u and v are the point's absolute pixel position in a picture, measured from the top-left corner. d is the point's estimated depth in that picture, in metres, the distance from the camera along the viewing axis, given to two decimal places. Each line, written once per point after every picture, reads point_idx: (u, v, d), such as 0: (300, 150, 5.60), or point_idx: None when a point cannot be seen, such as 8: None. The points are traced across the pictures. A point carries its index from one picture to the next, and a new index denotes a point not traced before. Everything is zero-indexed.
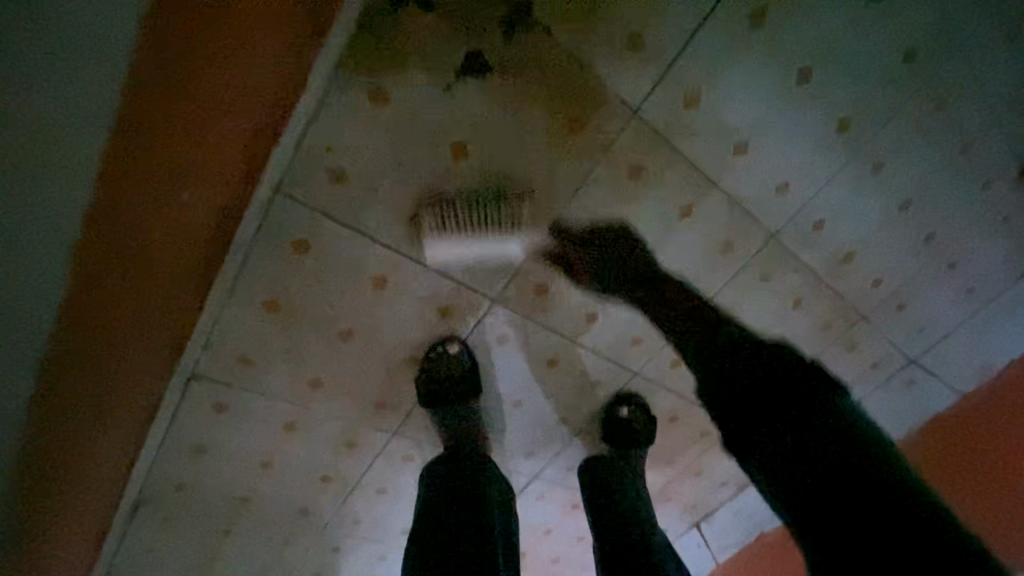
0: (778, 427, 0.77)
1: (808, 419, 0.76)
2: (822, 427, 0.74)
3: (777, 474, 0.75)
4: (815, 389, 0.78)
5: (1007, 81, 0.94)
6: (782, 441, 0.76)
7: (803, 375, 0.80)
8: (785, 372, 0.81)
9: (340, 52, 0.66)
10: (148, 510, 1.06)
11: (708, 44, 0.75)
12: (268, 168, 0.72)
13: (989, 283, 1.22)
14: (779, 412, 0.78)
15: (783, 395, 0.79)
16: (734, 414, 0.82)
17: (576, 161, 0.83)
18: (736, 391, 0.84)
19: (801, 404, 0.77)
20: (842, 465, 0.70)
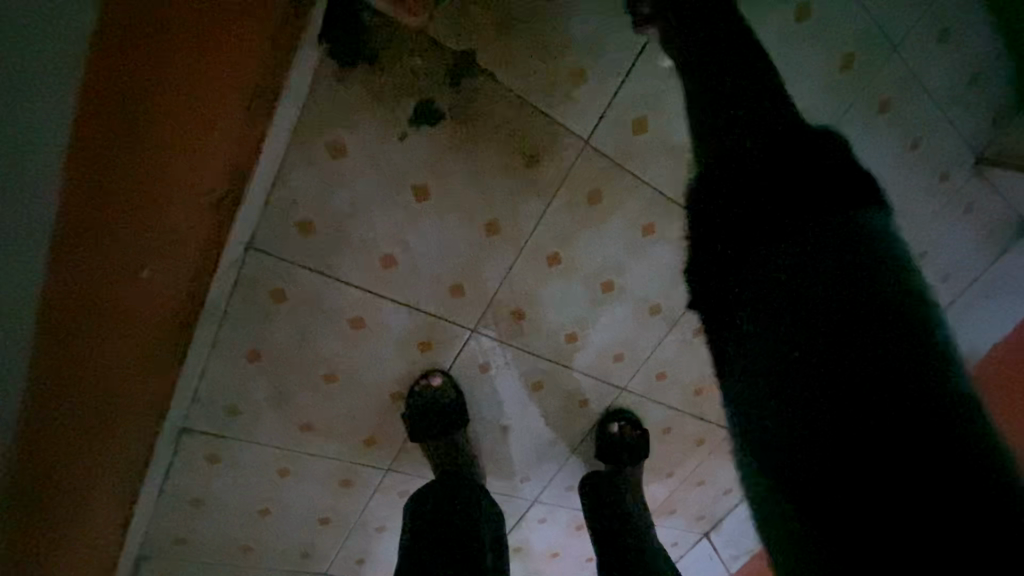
0: (756, 207, 0.48)
1: (803, 171, 0.47)
2: (790, 161, 0.49)
3: (757, 302, 0.44)
4: (836, 179, 0.46)
5: (947, 78, 0.98)
6: (771, 198, 0.48)
7: (823, 179, 0.47)
8: (825, 152, 0.49)
9: (296, 115, 0.71)
10: (150, 566, 1.06)
11: (648, 73, 0.79)
12: (237, 228, 0.76)
13: (963, 268, 1.24)
14: (784, 181, 0.48)
15: (783, 176, 0.48)
16: (714, 218, 0.52)
17: (535, 192, 0.86)
18: (727, 164, 0.53)
19: (824, 196, 0.45)
20: (857, 304, 0.39)
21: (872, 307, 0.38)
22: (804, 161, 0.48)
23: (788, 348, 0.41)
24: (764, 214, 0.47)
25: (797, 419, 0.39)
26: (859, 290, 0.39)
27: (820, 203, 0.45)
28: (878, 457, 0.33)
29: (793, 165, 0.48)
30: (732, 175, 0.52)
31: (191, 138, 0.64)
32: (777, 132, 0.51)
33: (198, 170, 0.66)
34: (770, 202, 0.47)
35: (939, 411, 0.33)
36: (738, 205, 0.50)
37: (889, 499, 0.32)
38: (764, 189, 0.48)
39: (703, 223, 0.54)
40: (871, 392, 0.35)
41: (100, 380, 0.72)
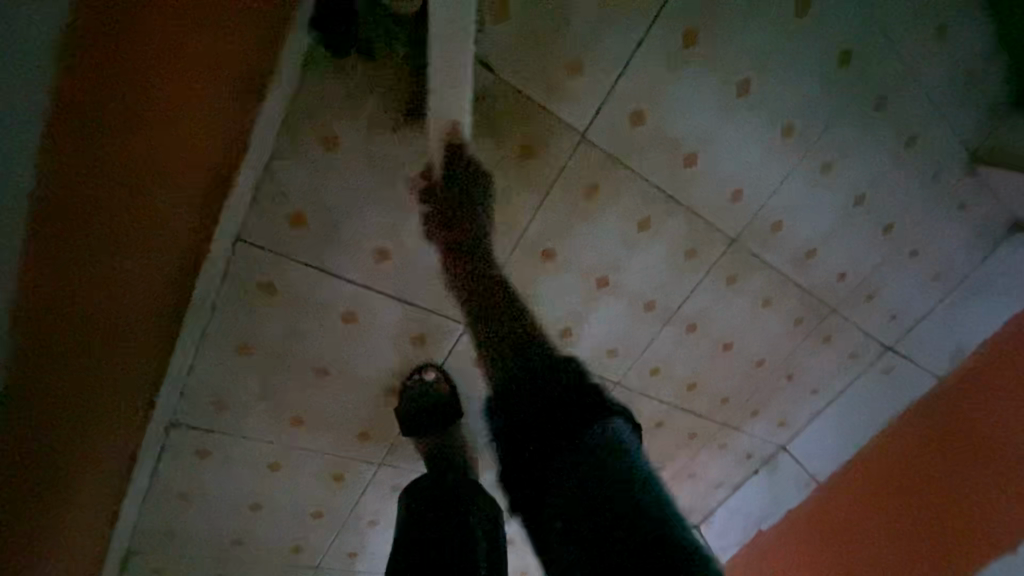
0: (541, 444, 0.53)
1: (551, 405, 0.55)
2: (557, 413, 0.54)
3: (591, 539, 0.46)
4: (584, 422, 0.53)
5: (942, 76, 0.97)
6: (554, 438, 0.53)
7: (580, 406, 0.54)
8: (579, 389, 0.56)
9: (287, 104, 0.69)
10: (139, 561, 1.05)
11: (645, 66, 0.78)
12: (225, 219, 0.74)
13: (953, 265, 1.24)
14: (550, 441, 0.53)
15: (553, 421, 0.54)
16: (517, 461, 0.54)
17: (529, 187, 0.85)
18: (510, 398, 0.58)
19: (570, 431, 0.52)
20: (601, 501, 0.46)
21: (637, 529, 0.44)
22: (560, 399, 0.55)
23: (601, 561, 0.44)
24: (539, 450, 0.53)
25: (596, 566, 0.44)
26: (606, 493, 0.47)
27: (568, 418, 0.54)
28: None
29: (558, 418, 0.54)
30: (512, 395, 0.58)
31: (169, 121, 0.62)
32: (551, 362, 0.60)
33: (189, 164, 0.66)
34: (546, 421, 0.54)
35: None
36: (528, 435, 0.54)
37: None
38: (540, 406, 0.56)
39: (520, 462, 0.54)
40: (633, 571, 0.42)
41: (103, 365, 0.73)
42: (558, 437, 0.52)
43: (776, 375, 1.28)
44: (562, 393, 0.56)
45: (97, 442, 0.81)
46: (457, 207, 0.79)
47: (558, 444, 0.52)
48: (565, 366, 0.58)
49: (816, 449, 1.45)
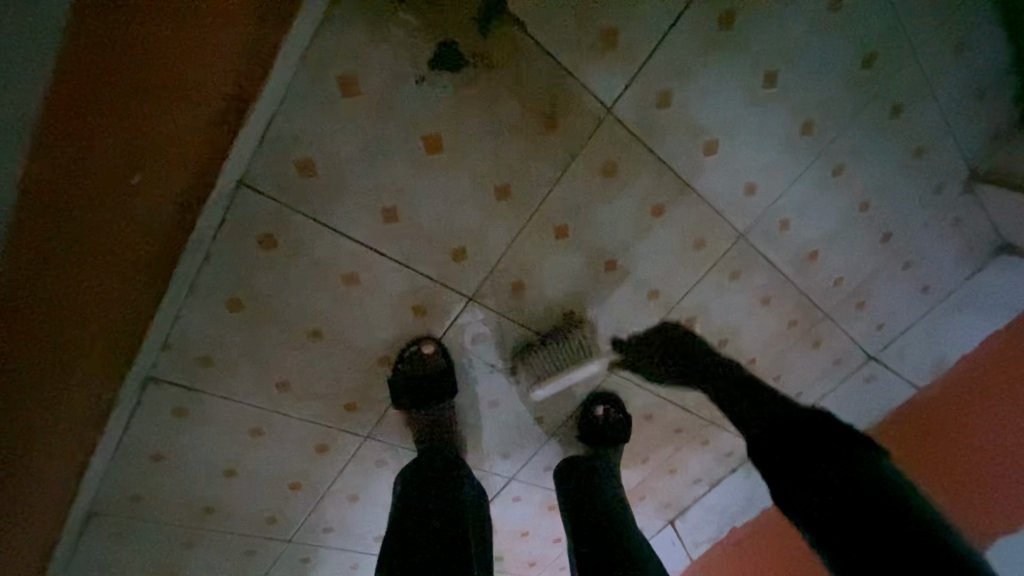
0: (846, 484, 0.81)
1: (821, 473, 0.85)
2: (832, 449, 0.88)
3: (794, 503, 0.87)
4: (857, 447, 0.87)
5: (955, 90, 0.99)
6: (832, 494, 0.81)
7: (857, 446, 0.87)
8: (812, 417, 0.95)
9: (306, 43, 0.64)
10: (101, 522, 0.99)
11: (680, 43, 0.77)
12: (233, 155, 0.69)
13: (941, 281, 1.29)
14: (824, 449, 0.89)
15: (820, 448, 0.89)
16: (775, 460, 0.94)
17: (552, 161, 0.83)
18: (775, 450, 0.95)
19: (844, 451, 0.87)
20: (848, 486, 0.81)
21: (888, 493, 0.78)
22: (819, 422, 0.93)
23: (828, 506, 0.81)
24: (805, 471, 0.88)
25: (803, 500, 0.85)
26: (863, 474, 0.82)
27: (830, 445, 0.88)
28: (862, 526, 0.77)
29: (826, 438, 0.90)
30: (816, 480, 0.85)
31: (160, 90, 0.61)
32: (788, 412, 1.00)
33: (185, 121, 0.64)
34: (808, 426, 0.94)
35: (941, 548, 0.70)
36: (812, 500, 0.84)
37: (879, 549, 0.74)
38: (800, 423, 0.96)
39: (762, 452, 0.97)
40: (849, 493, 0.80)
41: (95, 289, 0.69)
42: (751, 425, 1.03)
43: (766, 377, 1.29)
44: (819, 419, 0.94)
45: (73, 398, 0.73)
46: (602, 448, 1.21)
47: (812, 497, 0.84)
48: (822, 416, 0.94)
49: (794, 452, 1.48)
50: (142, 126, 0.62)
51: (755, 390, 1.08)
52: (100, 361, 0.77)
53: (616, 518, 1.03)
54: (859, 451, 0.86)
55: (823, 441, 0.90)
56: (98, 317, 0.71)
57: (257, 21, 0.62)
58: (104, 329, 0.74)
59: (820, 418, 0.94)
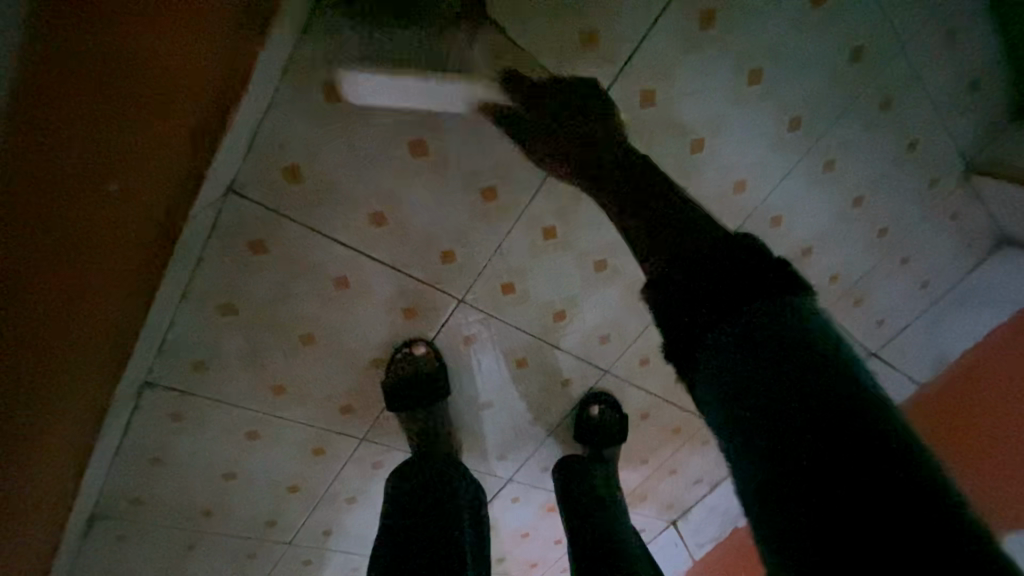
0: (751, 286, 0.47)
1: (840, 435, 0.36)
2: (747, 275, 0.47)
3: (718, 364, 0.45)
4: (791, 295, 0.46)
5: (946, 82, 0.98)
6: (725, 292, 0.47)
7: (756, 262, 0.48)
8: (751, 256, 0.48)
9: (289, 53, 0.66)
10: (104, 526, 1.01)
11: (662, 43, 0.77)
12: (219, 166, 0.70)
13: (940, 275, 1.27)
14: (739, 290, 0.47)
15: (736, 278, 0.47)
16: (683, 320, 0.49)
17: (537, 162, 0.84)
18: (685, 278, 0.50)
19: (760, 287, 0.46)
20: (804, 391, 0.39)
21: (798, 347, 0.41)
22: (753, 251, 0.48)
23: (768, 414, 0.40)
24: (781, 413, 0.39)
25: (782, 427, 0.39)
26: (805, 372, 0.40)
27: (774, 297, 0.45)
28: (842, 495, 0.34)
29: (742, 280, 0.47)
30: (746, 369, 0.42)
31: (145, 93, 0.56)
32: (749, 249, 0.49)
33: (170, 127, 0.60)
34: (792, 342, 0.42)
35: (894, 460, 0.34)
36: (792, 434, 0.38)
37: (856, 540, 0.32)
38: (768, 340, 0.43)
39: (666, 298, 0.51)
40: (818, 410, 0.38)
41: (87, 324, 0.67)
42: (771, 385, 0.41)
43: None
44: (765, 265, 0.48)
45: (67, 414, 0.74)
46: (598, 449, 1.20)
47: (794, 375, 0.40)
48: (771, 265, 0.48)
49: None
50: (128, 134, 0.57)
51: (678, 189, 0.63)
52: (90, 377, 0.74)
53: (607, 508, 1.07)
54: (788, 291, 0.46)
55: (817, 415, 0.38)
56: (87, 334, 0.68)
57: (234, 29, 0.60)
58: (92, 344, 0.70)
59: (764, 252, 0.49)
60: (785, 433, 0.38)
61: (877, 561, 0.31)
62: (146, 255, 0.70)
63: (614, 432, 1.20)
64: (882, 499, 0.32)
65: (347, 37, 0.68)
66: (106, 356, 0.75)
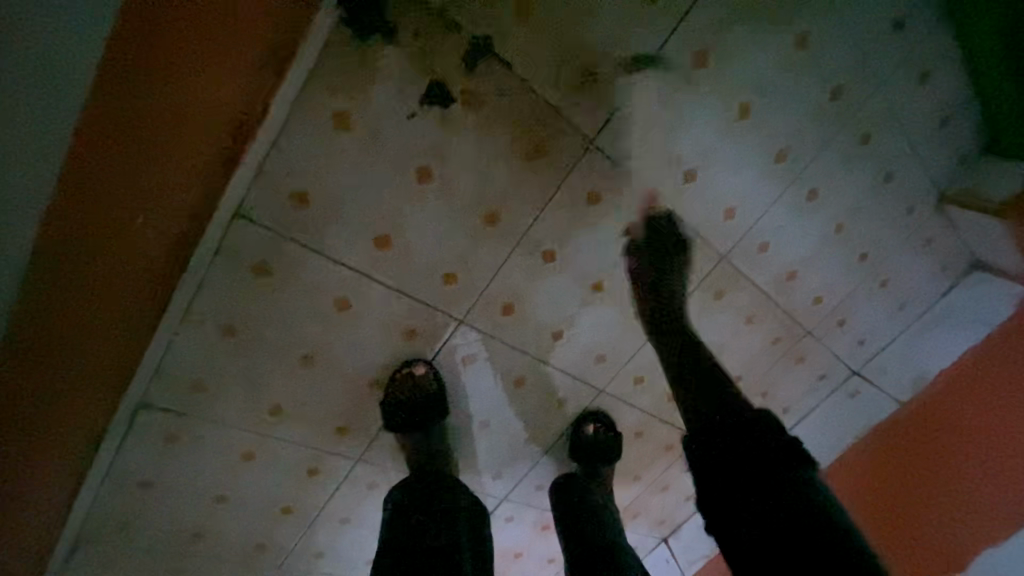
0: (763, 466, 0.69)
1: (774, 509, 0.66)
2: (781, 450, 0.70)
3: (753, 522, 0.67)
4: (791, 462, 0.69)
5: (919, 118, 1.05)
6: (741, 487, 0.69)
7: (796, 459, 0.69)
8: (760, 426, 0.72)
9: (301, 84, 0.68)
10: (87, 551, 0.98)
11: (658, 79, 0.81)
12: (228, 191, 0.71)
13: (918, 298, 1.33)
14: (773, 471, 0.68)
15: (793, 452, 0.70)
16: (712, 485, 0.71)
17: (539, 189, 0.86)
18: (714, 431, 0.74)
19: (773, 466, 0.68)
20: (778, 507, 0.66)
21: (794, 504, 0.66)
22: (774, 431, 0.71)
23: (770, 540, 0.65)
24: (765, 509, 0.66)
25: (755, 522, 0.67)
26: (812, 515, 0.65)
27: (769, 448, 0.69)
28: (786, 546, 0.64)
29: (743, 437, 0.71)
30: (719, 462, 0.71)
31: (190, 102, 0.66)
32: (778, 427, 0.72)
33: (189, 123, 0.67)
34: (752, 463, 0.69)
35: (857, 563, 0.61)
36: (759, 507, 0.67)
37: None
38: (733, 441, 0.72)
39: (706, 429, 0.75)
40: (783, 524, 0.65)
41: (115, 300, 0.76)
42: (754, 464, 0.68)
43: (753, 392, 1.32)
44: (779, 430, 0.71)
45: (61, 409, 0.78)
46: (596, 465, 1.21)
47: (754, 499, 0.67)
48: (780, 427, 0.72)
49: None
50: (167, 136, 0.67)
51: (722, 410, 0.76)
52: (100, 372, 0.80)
53: (605, 522, 1.08)
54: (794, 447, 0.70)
55: (791, 516, 0.65)
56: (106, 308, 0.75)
57: (264, 68, 0.66)
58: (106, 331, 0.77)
59: (772, 422, 0.72)
60: (763, 510, 0.67)
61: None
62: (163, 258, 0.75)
63: (611, 448, 1.21)
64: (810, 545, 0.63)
65: (358, 69, 0.69)
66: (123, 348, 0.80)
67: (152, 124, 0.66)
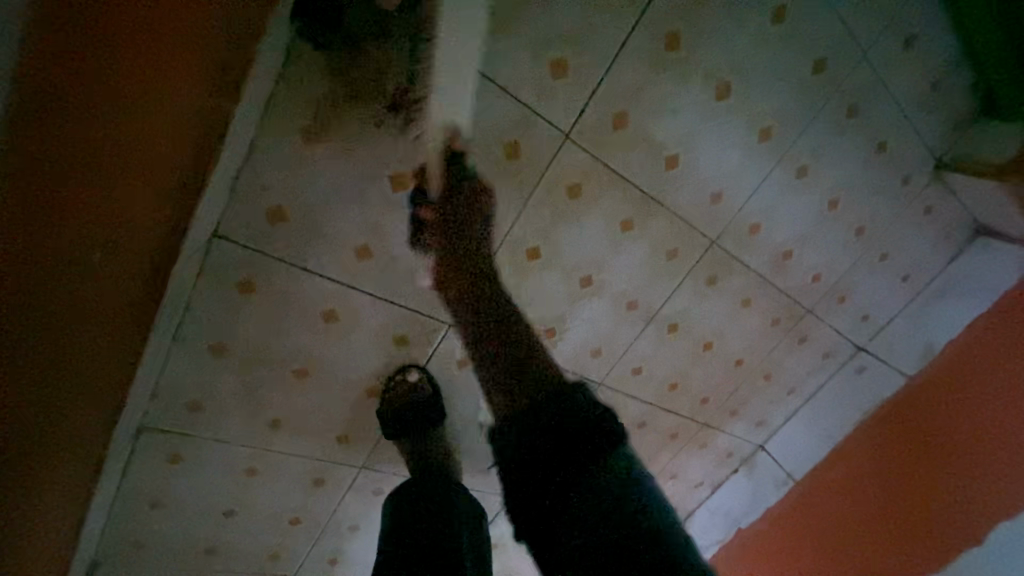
0: (566, 478, 0.56)
1: (588, 515, 0.54)
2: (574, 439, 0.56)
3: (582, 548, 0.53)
4: (580, 445, 0.56)
5: (909, 85, 1.02)
6: (544, 477, 0.56)
7: (589, 431, 0.56)
8: (569, 404, 0.57)
9: (267, 100, 0.67)
10: (105, 572, 1.00)
11: (630, 66, 0.80)
12: (202, 213, 0.71)
13: (921, 269, 1.30)
14: (572, 451, 0.56)
15: (570, 436, 0.56)
16: (537, 509, 0.57)
17: (518, 186, 0.85)
18: (520, 440, 0.57)
19: (578, 461, 0.56)
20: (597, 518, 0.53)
21: (595, 507, 0.54)
22: (583, 413, 0.57)
23: (588, 563, 0.53)
24: (549, 510, 0.56)
25: (579, 541, 0.54)
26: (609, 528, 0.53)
27: (586, 442, 0.56)
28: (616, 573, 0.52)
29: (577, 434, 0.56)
30: (539, 479, 0.56)
31: (142, 133, 0.62)
32: (571, 395, 0.57)
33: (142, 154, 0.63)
34: (560, 459, 0.56)
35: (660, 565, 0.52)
36: (568, 531, 0.54)
37: None
38: (550, 436, 0.56)
39: (517, 454, 0.57)
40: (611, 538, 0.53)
41: (95, 357, 0.71)
42: (580, 455, 0.56)
43: (755, 375, 1.30)
44: (593, 424, 0.56)
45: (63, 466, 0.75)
46: None
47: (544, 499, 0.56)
48: (597, 410, 0.57)
49: (791, 450, 1.50)
50: (119, 170, 0.62)
51: (573, 416, 0.56)
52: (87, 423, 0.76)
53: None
54: (603, 445, 0.57)
55: (577, 521, 0.54)
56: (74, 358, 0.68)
57: (214, 75, 0.62)
58: (86, 388, 0.72)
59: (576, 400, 0.57)
60: (587, 538, 0.53)
61: None
62: (134, 297, 0.72)
63: None
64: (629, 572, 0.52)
65: (322, 79, 0.69)
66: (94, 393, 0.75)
67: (102, 158, 0.61)
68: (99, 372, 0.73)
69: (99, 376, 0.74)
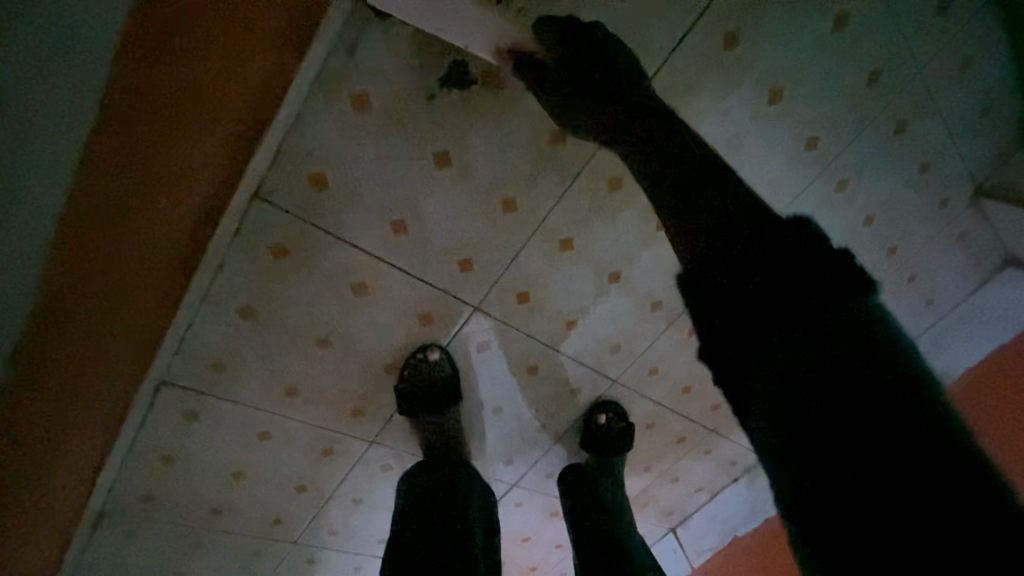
0: (762, 257, 0.52)
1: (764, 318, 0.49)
2: (794, 261, 0.50)
3: (769, 392, 0.46)
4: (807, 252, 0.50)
5: (959, 107, 1.00)
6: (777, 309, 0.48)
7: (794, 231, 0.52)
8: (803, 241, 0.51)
9: (321, 64, 0.67)
10: (113, 522, 1.01)
11: (688, 59, 0.78)
12: (247, 172, 0.72)
13: (945, 294, 1.29)
14: (750, 248, 0.54)
15: (780, 240, 0.52)
16: (729, 340, 0.51)
17: (558, 172, 0.84)
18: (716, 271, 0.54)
19: (818, 271, 0.49)
20: (817, 359, 0.44)
21: (851, 329, 0.45)
22: (811, 240, 0.51)
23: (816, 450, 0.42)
24: (733, 301, 0.51)
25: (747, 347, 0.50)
26: (856, 382, 0.42)
27: (818, 288, 0.48)
28: (885, 470, 0.37)
29: (806, 262, 0.49)
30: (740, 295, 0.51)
31: (202, 118, 0.67)
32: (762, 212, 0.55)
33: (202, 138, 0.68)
34: (771, 250, 0.51)
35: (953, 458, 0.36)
36: (793, 361, 0.45)
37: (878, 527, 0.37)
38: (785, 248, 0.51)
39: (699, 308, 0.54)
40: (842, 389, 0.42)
41: (135, 308, 0.77)
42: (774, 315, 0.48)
43: None
44: (820, 247, 0.50)
45: (95, 390, 0.81)
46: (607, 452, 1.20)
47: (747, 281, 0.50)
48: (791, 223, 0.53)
49: None
50: (176, 156, 0.68)
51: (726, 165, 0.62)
52: (121, 362, 0.82)
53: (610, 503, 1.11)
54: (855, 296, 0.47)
55: (762, 270, 0.51)
56: (108, 308, 0.75)
57: (261, 52, 0.65)
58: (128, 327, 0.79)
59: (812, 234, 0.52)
60: (794, 360, 0.46)
61: (905, 554, 0.35)
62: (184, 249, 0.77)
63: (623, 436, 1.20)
64: (882, 442, 0.38)
65: (378, 48, 0.68)
66: (122, 340, 0.80)
67: (167, 145, 0.67)
68: (141, 318, 0.79)
69: (134, 324, 0.79)
